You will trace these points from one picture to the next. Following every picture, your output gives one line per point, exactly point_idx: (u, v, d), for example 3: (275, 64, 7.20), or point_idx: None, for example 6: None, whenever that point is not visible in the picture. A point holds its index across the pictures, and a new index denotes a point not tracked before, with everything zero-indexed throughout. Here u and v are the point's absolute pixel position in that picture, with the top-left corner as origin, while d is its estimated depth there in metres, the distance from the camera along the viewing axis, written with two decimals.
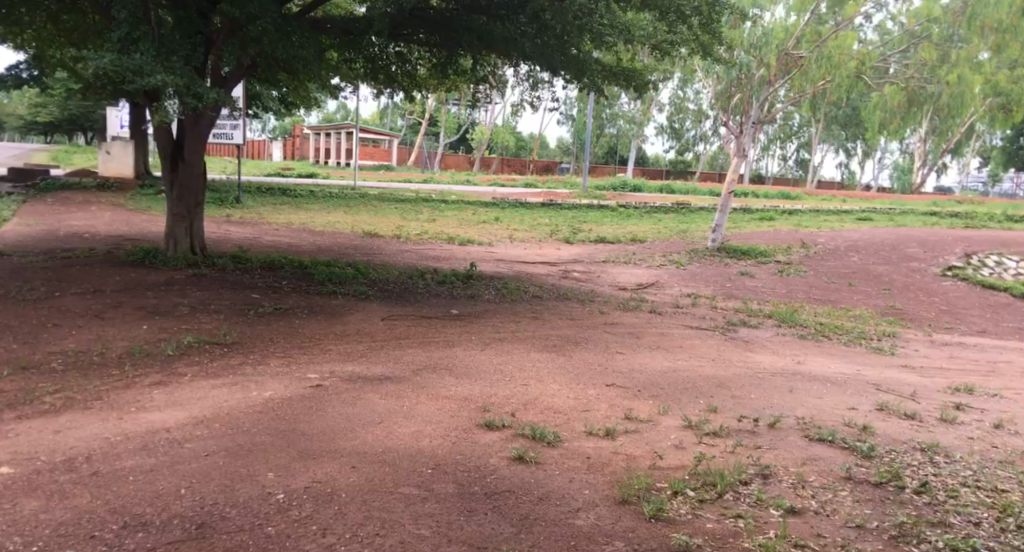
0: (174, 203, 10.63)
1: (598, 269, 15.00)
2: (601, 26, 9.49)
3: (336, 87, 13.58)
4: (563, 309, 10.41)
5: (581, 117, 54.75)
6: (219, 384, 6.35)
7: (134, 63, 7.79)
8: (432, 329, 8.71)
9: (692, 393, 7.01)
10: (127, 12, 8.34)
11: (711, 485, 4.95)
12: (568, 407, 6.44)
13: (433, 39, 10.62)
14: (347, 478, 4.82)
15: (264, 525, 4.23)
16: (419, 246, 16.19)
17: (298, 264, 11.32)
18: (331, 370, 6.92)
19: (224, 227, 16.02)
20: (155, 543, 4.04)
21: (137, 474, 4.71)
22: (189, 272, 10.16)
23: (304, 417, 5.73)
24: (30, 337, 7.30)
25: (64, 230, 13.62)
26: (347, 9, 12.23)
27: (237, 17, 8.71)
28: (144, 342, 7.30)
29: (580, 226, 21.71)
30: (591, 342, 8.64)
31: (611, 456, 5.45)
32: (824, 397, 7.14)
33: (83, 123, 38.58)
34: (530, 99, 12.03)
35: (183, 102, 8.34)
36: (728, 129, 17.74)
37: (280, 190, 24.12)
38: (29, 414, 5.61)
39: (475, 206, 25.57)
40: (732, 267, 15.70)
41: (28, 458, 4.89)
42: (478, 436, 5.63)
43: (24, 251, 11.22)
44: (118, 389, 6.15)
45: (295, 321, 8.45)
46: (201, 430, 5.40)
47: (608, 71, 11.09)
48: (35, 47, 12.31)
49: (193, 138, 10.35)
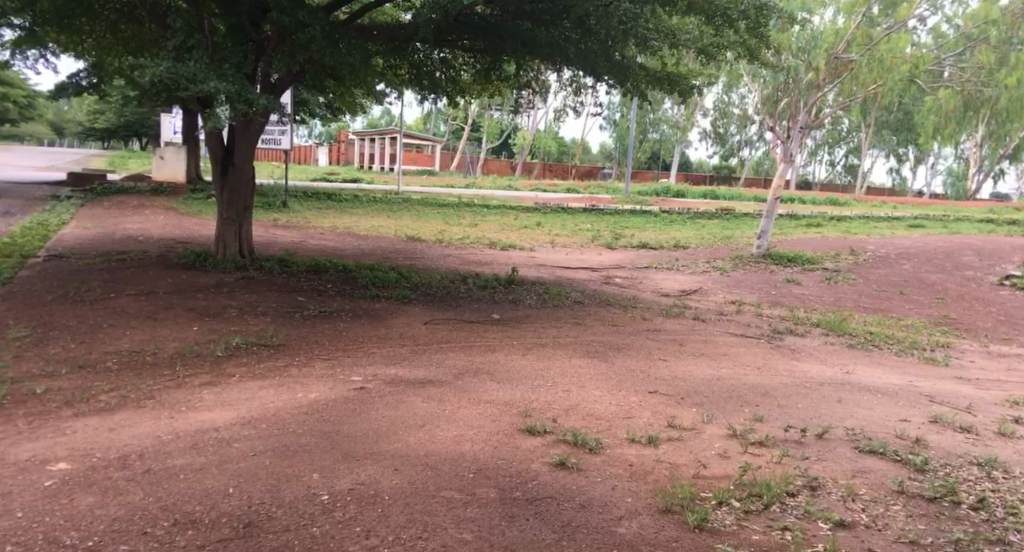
0: (224, 207, 10.82)
1: (640, 275, 14.89)
2: (645, 30, 9.33)
3: (381, 93, 13.76)
4: (604, 315, 10.32)
5: (624, 121, 54.45)
6: (266, 386, 6.46)
7: (188, 70, 7.99)
8: (473, 333, 8.73)
9: (737, 402, 6.91)
10: (183, 21, 8.63)
11: (757, 496, 4.87)
12: (610, 414, 6.40)
13: (479, 45, 10.70)
14: (389, 481, 4.85)
15: (309, 526, 4.28)
16: (461, 251, 16.29)
17: (342, 267, 11.48)
18: (373, 373, 6.98)
19: (271, 231, 16.29)
20: (204, 542, 4.11)
21: (188, 473, 4.81)
22: (236, 275, 10.35)
23: (348, 419, 5.79)
24: (86, 337, 7.50)
25: (119, 233, 13.96)
26: (393, 16, 12.39)
27: (287, 25, 8.88)
28: (194, 344, 7.45)
29: (622, 233, 21.58)
30: (634, 349, 8.57)
31: (654, 463, 5.40)
32: (875, 408, 6.98)
33: (139, 129, 39.82)
34: (573, 104, 12.04)
35: (234, 108, 8.48)
36: (775, 135, 17.43)
37: (326, 196, 24.28)
38: (85, 412, 5.76)
39: (516, 211, 25.54)
40: (779, 274, 15.44)
41: (85, 455, 5.02)
42: (519, 441, 5.63)
43: (82, 254, 11.56)
44: (170, 389, 6.29)
45: (340, 324, 8.55)
46: (248, 429, 5.50)
47: (652, 76, 10.94)
48: (97, 55, 12.66)
49: (242, 144, 10.50)
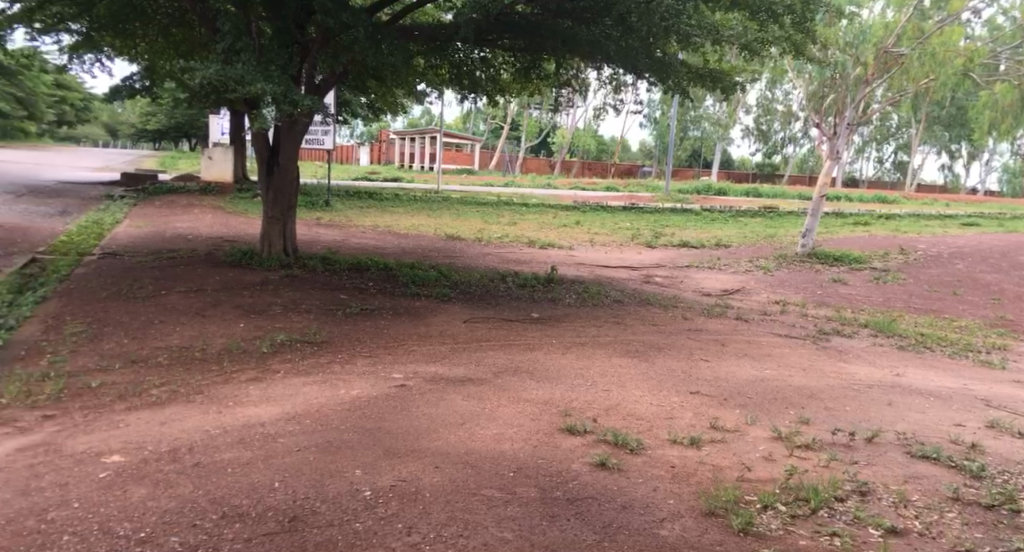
0: (269, 206, 10.98)
1: (681, 274, 14.73)
2: (688, 27, 9.20)
3: (422, 93, 13.83)
4: (645, 314, 10.23)
5: (665, 119, 53.98)
6: (310, 382, 6.53)
7: (236, 72, 8.12)
8: (512, 332, 8.72)
9: (783, 404, 6.78)
10: (231, 24, 8.77)
11: (804, 500, 4.76)
12: (652, 414, 6.33)
13: (520, 44, 10.67)
14: (430, 478, 4.86)
15: (352, 522, 4.31)
16: (501, 249, 16.30)
17: (383, 265, 11.56)
18: (413, 371, 7.01)
19: (314, 229, 16.49)
20: (251, 535, 4.16)
21: (235, 466, 4.88)
22: (281, 272, 10.50)
23: (389, 416, 5.82)
24: (138, 332, 7.67)
25: (169, 231, 14.26)
26: (434, 16, 12.44)
27: (331, 27, 8.96)
28: (240, 340, 7.57)
29: (663, 231, 21.40)
30: (675, 349, 8.47)
31: (697, 465, 5.32)
32: (927, 412, 6.79)
33: (187, 130, 40.71)
34: (613, 102, 11.95)
35: (279, 109, 8.58)
36: (821, 132, 17.02)
37: (367, 194, 24.52)
38: (137, 405, 5.89)
39: (555, 210, 25.49)
40: (824, 274, 15.15)
41: (138, 447, 5.12)
42: (559, 440, 5.60)
43: (134, 252, 11.83)
44: (217, 384, 6.40)
45: (381, 322, 8.61)
46: (293, 425, 5.56)
47: (695, 73, 10.79)
48: (149, 59, 12.96)
49: (286, 144, 10.63)
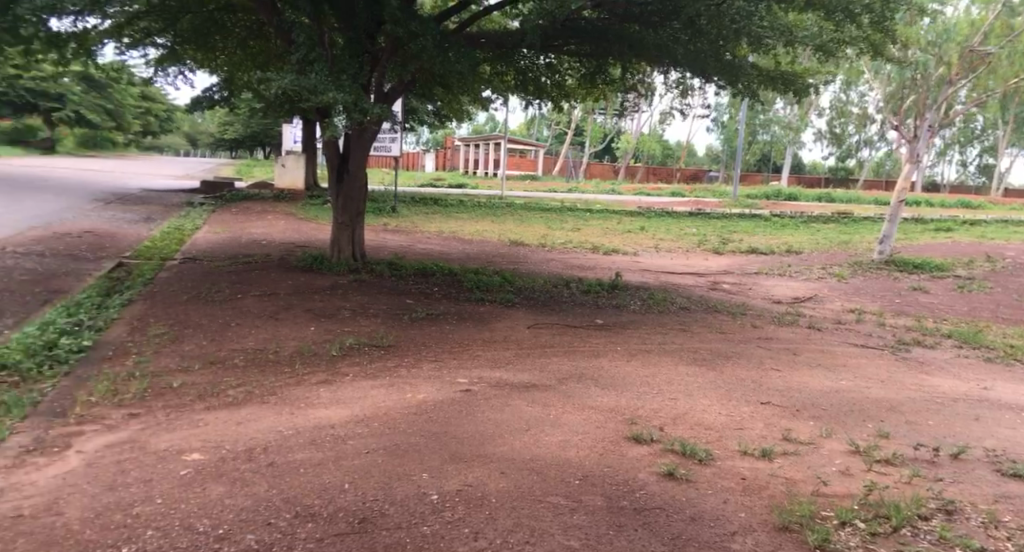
0: (339, 213, 11.20)
1: (750, 281, 14.42)
2: (760, 29, 9.01)
3: (487, 100, 13.91)
4: (713, 322, 10.04)
5: (733, 123, 53.06)
6: (378, 385, 6.61)
7: (310, 82, 8.31)
8: (577, 338, 8.67)
9: (859, 416, 6.55)
10: (305, 36, 9.01)
11: (885, 517, 4.58)
12: (721, 424, 6.20)
13: (586, 50, 10.63)
14: (497, 484, 4.86)
15: (420, 525, 4.33)
16: (566, 255, 16.25)
17: (448, 271, 11.65)
18: (479, 376, 7.03)
19: (381, 235, 16.76)
20: (323, 535, 4.23)
21: (307, 467, 4.97)
22: (350, 277, 10.69)
23: (455, 421, 5.85)
24: (216, 334, 7.91)
25: (244, 237, 14.70)
26: (501, 23, 12.51)
27: (400, 36, 9.10)
28: (311, 343, 7.73)
29: (732, 237, 20.99)
30: (744, 358, 8.27)
31: (769, 478, 5.18)
32: (1017, 428, 6.46)
33: (261, 139, 41.99)
34: (679, 106, 11.80)
35: (350, 118, 8.75)
36: (900, 134, 16.43)
37: (433, 201, 24.80)
38: (215, 405, 6.07)
39: (620, 215, 25.30)
40: (902, 282, 14.61)
41: (216, 446, 5.28)
42: (626, 449, 5.53)
43: (212, 257, 12.24)
44: (290, 386, 6.55)
45: (446, 327, 8.68)
46: (362, 427, 5.64)
47: (766, 76, 10.56)
48: (228, 71, 13.42)
49: (356, 151, 10.83)
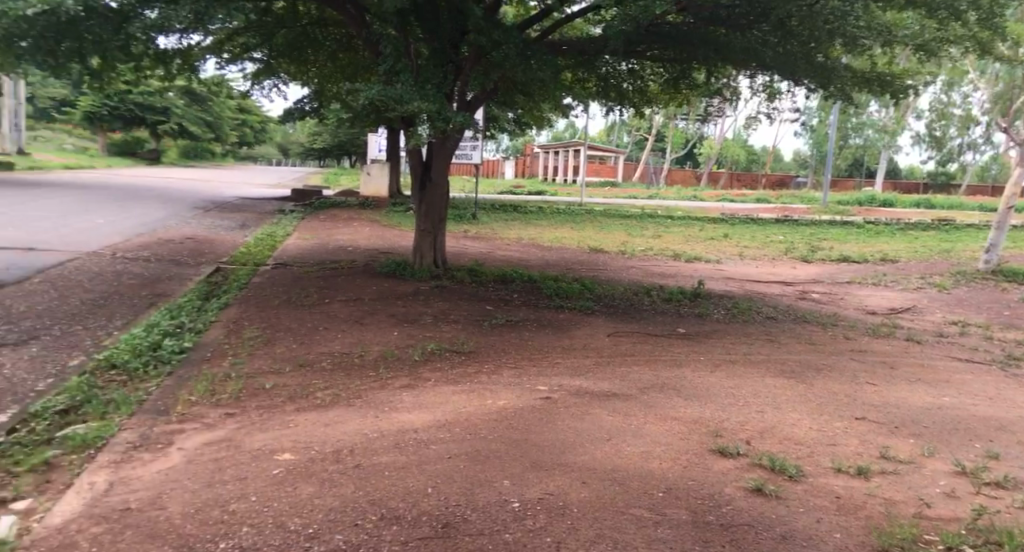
0: (421, 219, 11.35)
1: (842, 291, 13.88)
2: (855, 29, 8.66)
3: (568, 106, 13.88)
4: (802, 332, 9.69)
5: (823, 127, 51.43)
6: (459, 391, 6.65)
7: (396, 92, 8.46)
8: (658, 347, 8.51)
9: (964, 435, 6.19)
10: (392, 47, 9.19)
11: (996, 544, 4.30)
12: (812, 439, 5.96)
13: (670, 55, 10.47)
14: (579, 493, 4.80)
15: (503, 532, 4.32)
16: (647, 263, 16.02)
17: (528, 278, 11.65)
18: (559, 384, 6.98)
19: (462, 242, 16.92)
20: (407, 538, 4.26)
21: (391, 470, 5.03)
22: (432, 283, 10.81)
23: (536, 428, 5.82)
24: (305, 338, 8.13)
25: (332, 244, 15.09)
26: (583, 30, 12.46)
27: (484, 44, 9.17)
28: (394, 348, 7.85)
29: (821, 245, 20.29)
30: (836, 371, 7.95)
31: (866, 498, 4.94)
32: None
33: (348, 149, 43.13)
34: (767, 111, 11.49)
35: (434, 126, 8.86)
36: (1007, 136, 15.63)
37: (513, 208, 24.91)
38: (305, 407, 6.22)
39: (703, 222, 24.82)
40: (1010, 293, 13.78)
41: (306, 447, 5.40)
42: (711, 462, 5.38)
43: (301, 262, 12.61)
44: (374, 390, 6.65)
45: (526, 334, 8.66)
46: (444, 433, 5.68)
47: (860, 78, 10.17)
48: (318, 82, 13.85)
49: (438, 159, 10.96)
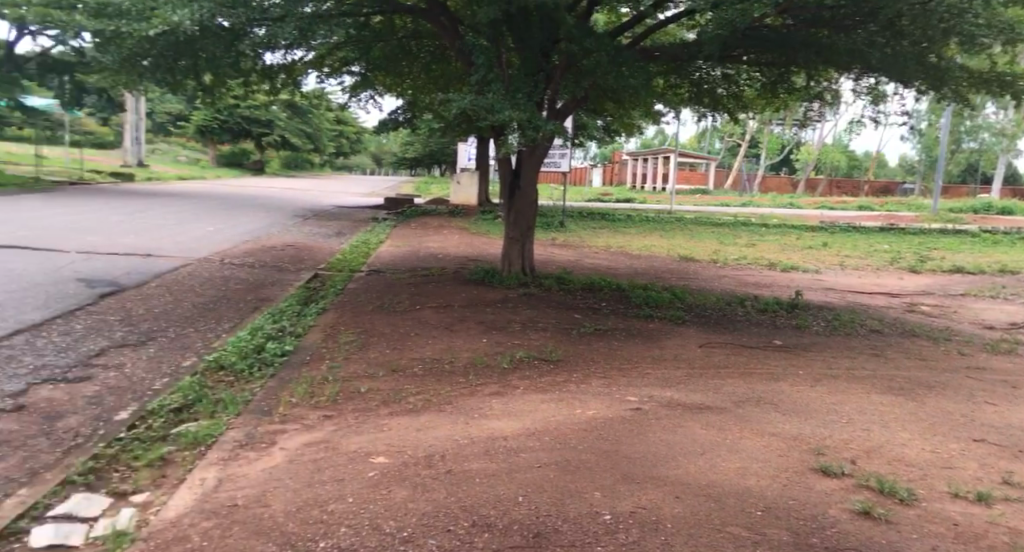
0: (510, 227, 11.37)
1: (953, 303, 13.10)
2: (972, 27, 8.16)
3: (659, 112, 13.65)
4: (910, 347, 9.18)
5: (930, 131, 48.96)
6: (548, 400, 6.59)
7: (488, 102, 8.50)
8: (753, 359, 8.22)
9: None
10: (484, 56, 9.25)
11: None
12: (924, 461, 5.60)
13: (767, 58, 10.15)
14: (673, 508, 4.65)
15: (595, 545, 4.22)
16: (741, 272, 15.57)
17: (617, 286, 11.49)
18: (650, 395, 6.82)
19: (551, 250, 16.88)
20: (499, 546, 4.22)
21: (482, 477, 5.01)
22: (521, 291, 10.80)
23: (627, 440, 5.69)
24: (398, 343, 8.26)
25: (423, 251, 15.33)
26: (675, 35, 12.24)
27: (576, 51, 9.11)
28: (484, 355, 7.86)
29: (930, 255, 19.24)
30: (948, 388, 7.47)
31: (987, 526, 4.60)
32: None
33: (439, 158, 43.88)
34: (872, 114, 10.99)
35: (525, 134, 8.86)
36: None
37: (603, 216, 24.72)
38: (398, 411, 6.29)
39: (800, 230, 23.97)
40: None
41: (399, 451, 5.45)
42: (813, 481, 5.13)
43: (394, 269, 12.86)
44: (464, 396, 6.67)
45: (615, 343, 8.53)
46: (533, 441, 5.62)
47: (976, 78, 9.59)
48: (412, 93, 14.12)
49: (528, 167, 10.95)
